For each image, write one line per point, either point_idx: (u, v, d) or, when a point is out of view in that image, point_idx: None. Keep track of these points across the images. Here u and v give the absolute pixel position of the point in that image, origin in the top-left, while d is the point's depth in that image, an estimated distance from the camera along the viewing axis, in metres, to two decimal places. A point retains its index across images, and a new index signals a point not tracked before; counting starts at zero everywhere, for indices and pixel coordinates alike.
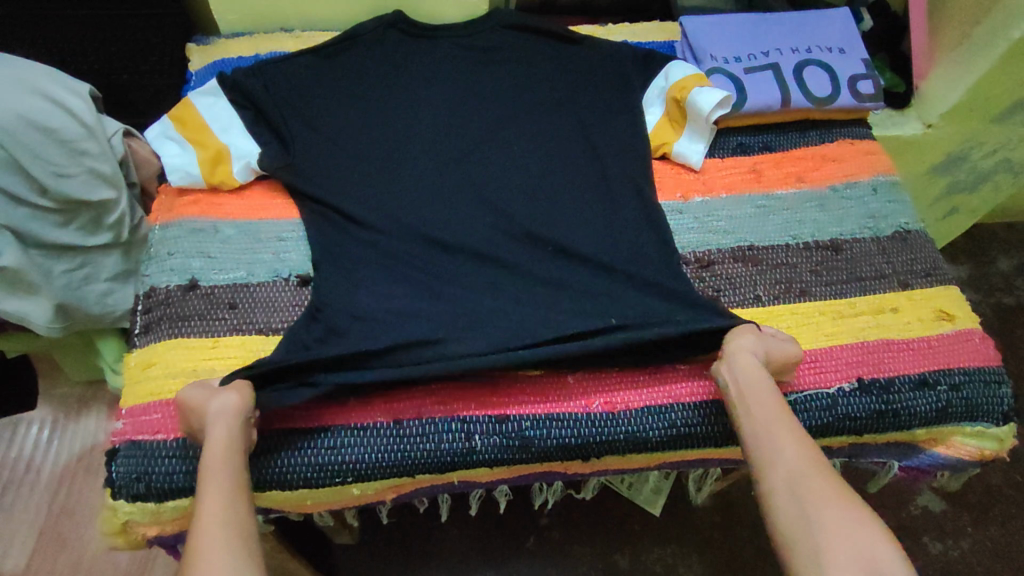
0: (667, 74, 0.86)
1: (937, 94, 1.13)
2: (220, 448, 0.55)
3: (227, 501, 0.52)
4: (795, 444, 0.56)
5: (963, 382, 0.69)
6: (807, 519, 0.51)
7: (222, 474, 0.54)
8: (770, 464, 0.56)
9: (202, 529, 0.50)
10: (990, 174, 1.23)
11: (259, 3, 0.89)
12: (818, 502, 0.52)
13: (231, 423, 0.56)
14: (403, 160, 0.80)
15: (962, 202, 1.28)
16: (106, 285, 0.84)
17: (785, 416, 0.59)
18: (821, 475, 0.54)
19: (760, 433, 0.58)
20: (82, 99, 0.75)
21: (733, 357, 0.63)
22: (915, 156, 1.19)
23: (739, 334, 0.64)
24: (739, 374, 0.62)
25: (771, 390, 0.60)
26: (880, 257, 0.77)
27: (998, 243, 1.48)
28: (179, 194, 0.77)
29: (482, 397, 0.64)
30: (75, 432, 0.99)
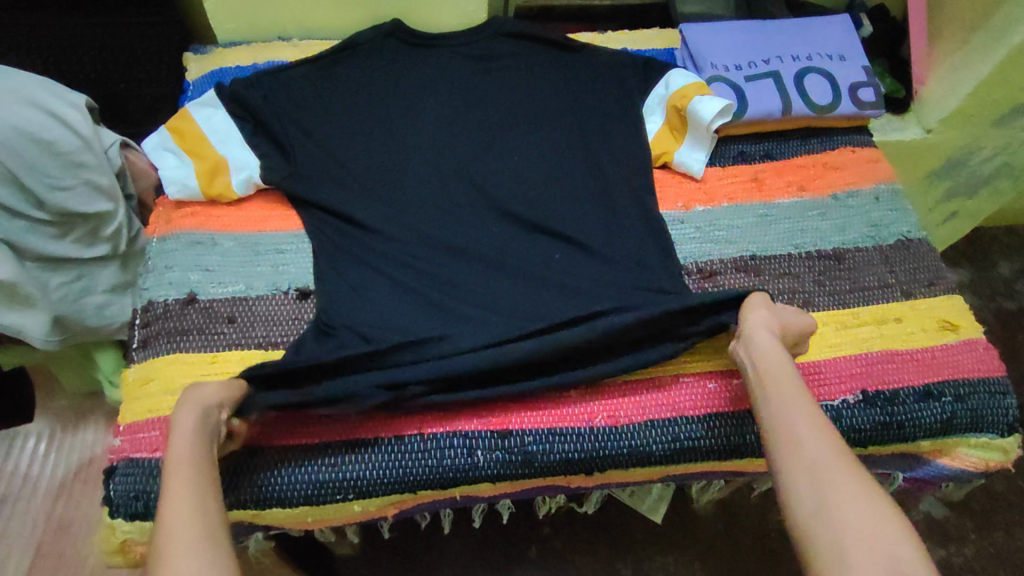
0: (668, 81, 0.85)
1: (937, 99, 1.13)
2: (190, 437, 0.52)
3: (197, 494, 0.49)
4: (814, 422, 0.55)
5: (968, 392, 0.68)
6: (823, 499, 0.50)
7: (184, 467, 0.50)
8: (786, 441, 0.54)
9: (169, 524, 0.46)
10: (990, 178, 1.22)
11: (257, 12, 0.89)
12: (834, 484, 0.50)
13: (206, 413, 0.54)
14: (403, 170, 0.79)
15: (962, 206, 1.28)
16: (104, 296, 0.84)
17: (803, 394, 0.57)
18: (839, 456, 0.52)
19: (778, 410, 0.57)
20: (79, 111, 0.74)
21: (751, 333, 0.62)
22: (915, 160, 1.19)
23: (755, 309, 0.64)
24: (755, 350, 0.61)
25: (788, 367, 0.59)
26: (883, 266, 0.77)
27: (998, 247, 1.48)
28: (177, 207, 0.76)
29: (484, 412, 0.64)
30: (72, 445, 0.98)
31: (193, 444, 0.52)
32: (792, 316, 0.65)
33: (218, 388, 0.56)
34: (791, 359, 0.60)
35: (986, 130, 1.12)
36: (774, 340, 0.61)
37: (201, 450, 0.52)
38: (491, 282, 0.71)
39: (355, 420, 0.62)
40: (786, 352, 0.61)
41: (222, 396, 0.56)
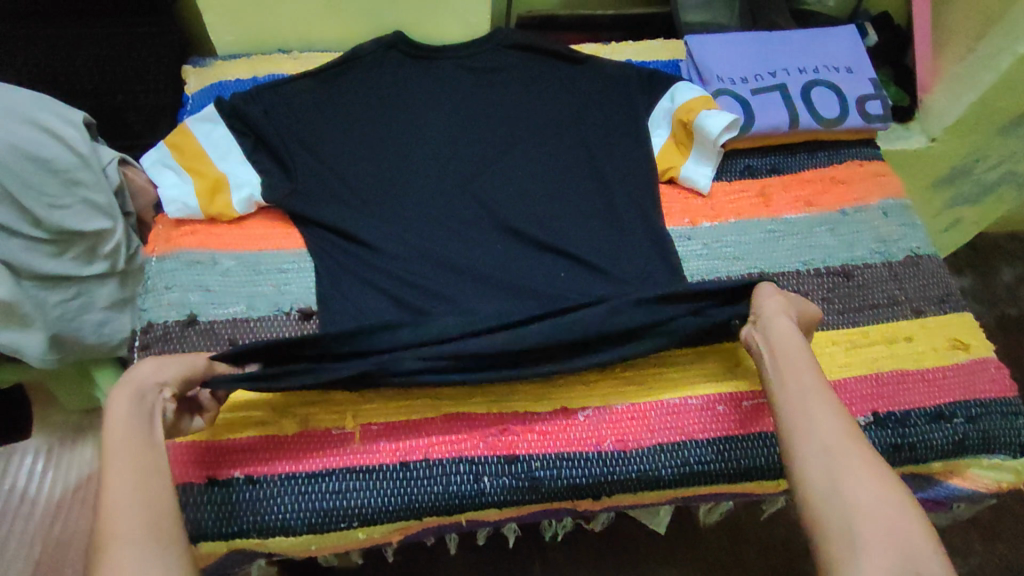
0: (674, 94, 0.84)
1: (942, 109, 1.12)
2: (128, 417, 0.50)
3: (136, 481, 0.47)
4: (828, 399, 0.54)
5: (979, 414, 0.68)
6: (835, 473, 0.49)
7: (122, 458, 0.48)
8: (801, 415, 0.53)
9: (107, 513, 0.45)
10: (994, 186, 1.21)
11: (257, 25, 0.88)
12: (847, 461, 0.49)
13: (144, 394, 0.52)
14: (406, 186, 0.78)
15: (966, 214, 1.28)
16: (102, 314, 0.82)
17: (818, 376, 0.56)
18: (852, 434, 0.51)
19: (792, 386, 0.56)
20: (76, 128, 0.73)
21: (766, 315, 0.62)
22: (920, 169, 1.18)
23: (767, 295, 0.64)
24: (770, 330, 0.61)
25: (803, 348, 0.58)
26: (893, 283, 0.76)
27: (1000, 253, 1.47)
28: (177, 225, 0.75)
29: (491, 437, 0.63)
30: (71, 462, 0.97)
31: (135, 424, 0.50)
32: (796, 302, 0.64)
33: (156, 366, 0.54)
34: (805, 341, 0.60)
35: (993, 139, 1.11)
36: (786, 323, 0.61)
37: (138, 431, 0.50)
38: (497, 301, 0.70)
39: (360, 446, 0.61)
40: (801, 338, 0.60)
41: (167, 372, 0.54)
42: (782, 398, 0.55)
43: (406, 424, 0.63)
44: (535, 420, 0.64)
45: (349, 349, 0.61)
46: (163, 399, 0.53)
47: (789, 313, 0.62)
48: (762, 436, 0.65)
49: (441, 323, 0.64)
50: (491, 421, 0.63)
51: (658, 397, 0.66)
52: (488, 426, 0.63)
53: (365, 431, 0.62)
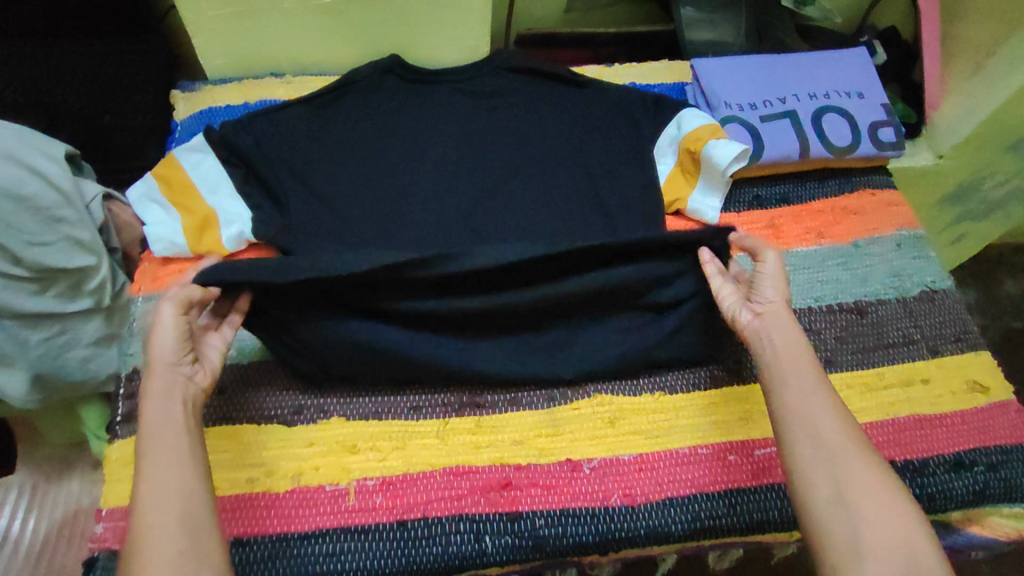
0: (681, 122, 0.81)
1: (947, 125, 1.05)
2: (158, 412, 0.52)
3: (170, 475, 0.49)
4: (831, 401, 0.54)
5: (1001, 461, 0.66)
6: (842, 481, 0.50)
7: (160, 452, 0.50)
8: (805, 420, 0.53)
9: (144, 508, 0.47)
10: (1003, 202, 1.16)
11: (246, 48, 0.84)
12: (852, 468, 0.50)
13: (169, 382, 0.53)
14: (402, 219, 0.75)
15: (971, 228, 1.23)
16: (88, 350, 0.78)
17: (817, 369, 0.56)
18: (855, 438, 0.52)
19: (794, 386, 0.55)
20: (59, 164, 0.70)
21: (765, 291, 0.61)
22: (927, 188, 1.12)
23: (772, 267, 0.62)
24: (769, 318, 0.60)
25: (801, 340, 0.59)
26: (907, 320, 0.73)
27: (1005, 267, 1.43)
28: (164, 263, 0.72)
29: (494, 492, 0.60)
30: (56, 497, 0.94)
31: (169, 418, 0.52)
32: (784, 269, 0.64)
33: (164, 341, 0.53)
34: (803, 332, 0.60)
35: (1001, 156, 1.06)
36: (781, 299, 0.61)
37: (171, 426, 0.51)
38: None
39: (356, 504, 0.59)
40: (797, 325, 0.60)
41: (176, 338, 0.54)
42: (784, 399, 0.55)
43: (403, 480, 0.60)
44: (538, 474, 0.62)
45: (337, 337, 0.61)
46: (184, 377, 0.54)
47: (784, 289, 0.62)
48: (773, 489, 0.62)
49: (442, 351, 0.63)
50: (493, 475, 0.61)
51: (666, 448, 0.64)
52: (490, 480, 0.61)
53: (359, 487, 0.60)
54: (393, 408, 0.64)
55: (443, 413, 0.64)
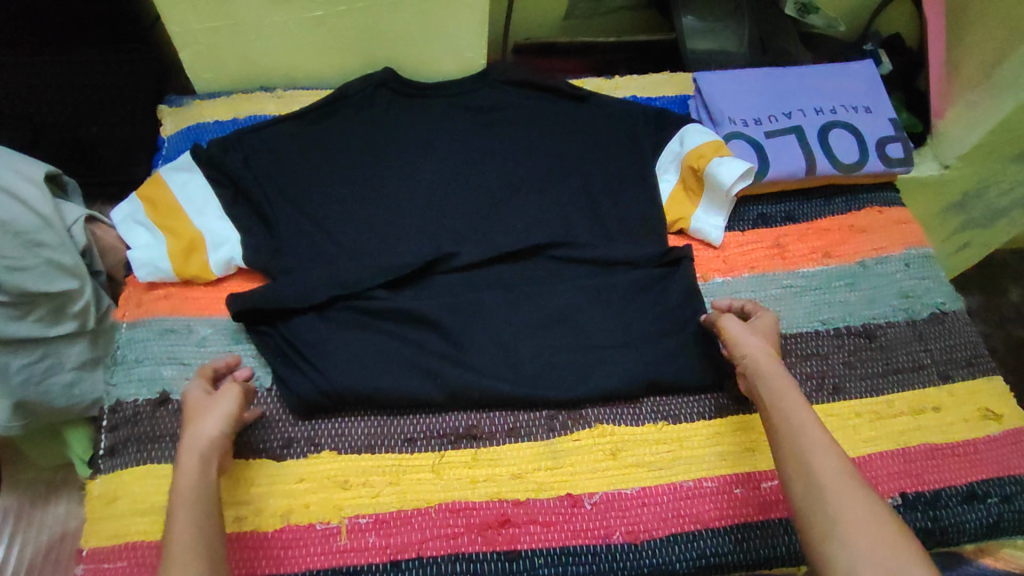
0: (683, 138, 0.79)
1: (954, 133, 0.98)
2: (197, 466, 0.52)
3: (203, 523, 0.48)
4: (824, 435, 0.53)
5: (1015, 492, 0.64)
6: (833, 516, 0.47)
7: (190, 504, 0.49)
8: (796, 455, 0.52)
9: (173, 553, 0.46)
10: (1008, 210, 1.07)
11: (236, 62, 0.81)
12: (844, 503, 0.48)
13: (207, 443, 0.54)
14: (393, 240, 0.71)
15: (977, 237, 1.15)
16: (73, 374, 0.74)
17: (805, 405, 0.55)
18: (850, 472, 0.50)
19: (785, 421, 0.54)
20: (39, 188, 0.68)
21: (731, 350, 0.63)
22: (927, 198, 1.04)
23: (735, 326, 0.63)
24: (753, 359, 0.60)
25: (787, 378, 0.58)
26: (917, 344, 0.71)
27: (1009, 272, 1.30)
28: (149, 288, 0.70)
29: (490, 530, 0.58)
30: (43, 522, 0.91)
31: (205, 471, 0.52)
32: (764, 323, 0.65)
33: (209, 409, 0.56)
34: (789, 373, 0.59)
35: (1006, 165, 0.98)
36: (751, 347, 0.61)
37: (208, 479, 0.52)
38: (495, 370, 0.64)
39: (348, 544, 0.57)
40: (781, 365, 0.60)
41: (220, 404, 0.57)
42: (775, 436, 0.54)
43: (397, 517, 0.58)
44: (537, 510, 0.59)
45: (327, 365, 0.63)
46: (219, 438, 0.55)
47: (760, 338, 0.62)
48: (782, 523, 0.60)
49: (437, 375, 0.63)
50: (490, 511, 0.59)
51: (670, 481, 0.62)
52: (487, 518, 0.59)
53: (351, 525, 0.58)
54: (387, 441, 0.62)
55: (439, 445, 0.62)
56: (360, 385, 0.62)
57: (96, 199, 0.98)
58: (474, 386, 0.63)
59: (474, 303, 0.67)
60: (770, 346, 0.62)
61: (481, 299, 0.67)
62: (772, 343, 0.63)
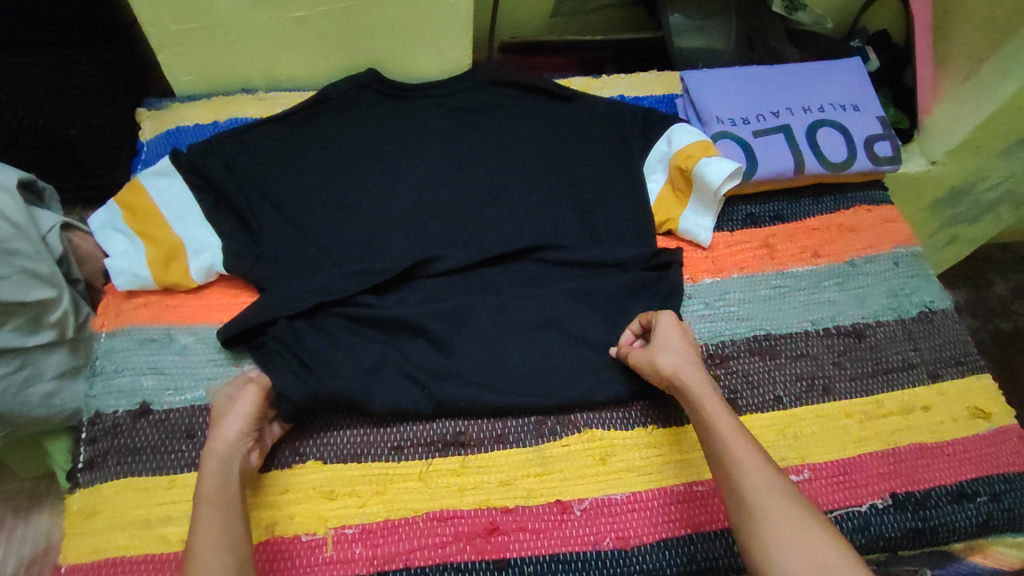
0: (670, 138, 0.78)
1: (941, 129, 0.97)
2: (219, 473, 0.53)
3: (225, 524, 0.50)
4: (753, 449, 0.52)
5: (1004, 491, 0.64)
6: (765, 541, 0.47)
7: (215, 508, 0.51)
8: (729, 474, 0.51)
9: (197, 552, 0.47)
10: (993, 205, 1.07)
11: (215, 65, 0.80)
12: (775, 525, 0.47)
13: (230, 453, 0.55)
14: (376, 244, 0.70)
15: (963, 231, 1.14)
16: (53, 383, 0.72)
17: (729, 420, 0.55)
18: (780, 490, 0.49)
19: (715, 438, 0.54)
20: (10, 195, 0.65)
21: (649, 378, 0.62)
22: (914, 194, 1.04)
23: (641, 355, 0.62)
24: (675, 380, 0.59)
25: (711, 394, 0.57)
26: (906, 343, 0.71)
27: (993, 264, 1.31)
28: (128, 296, 0.68)
29: (479, 539, 0.57)
30: (24, 532, 0.90)
31: (226, 474, 0.53)
32: (666, 325, 0.63)
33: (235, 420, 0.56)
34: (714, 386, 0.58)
35: (993, 161, 0.98)
36: (661, 368, 0.60)
37: (230, 481, 0.53)
38: (482, 376, 0.63)
39: (334, 556, 0.56)
40: (703, 378, 0.59)
41: (242, 409, 0.57)
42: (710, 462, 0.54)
43: (384, 527, 0.57)
44: (526, 517, 0.59)
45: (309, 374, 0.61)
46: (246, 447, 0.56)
47: (670, 351, 0.61)
48: None
49: (422, 383, 0.62)
50: (479, 519, 0.58)
51: (660, 485, 0.61)
52: (475, 526, 0.58)
53: (338, 536, 0.57)
54: (374, 450, 0.61)
55: (426, 453, 0.61)
56: (343, 394, 0.60)
57: (76, 203, 0.97)
58: (460, 393, 0.62)
59: (460, 309, 0.66)
60: (686, 359, 0.61)
61: (468, 303, 0.66)
62: (692, 352, 0.61)
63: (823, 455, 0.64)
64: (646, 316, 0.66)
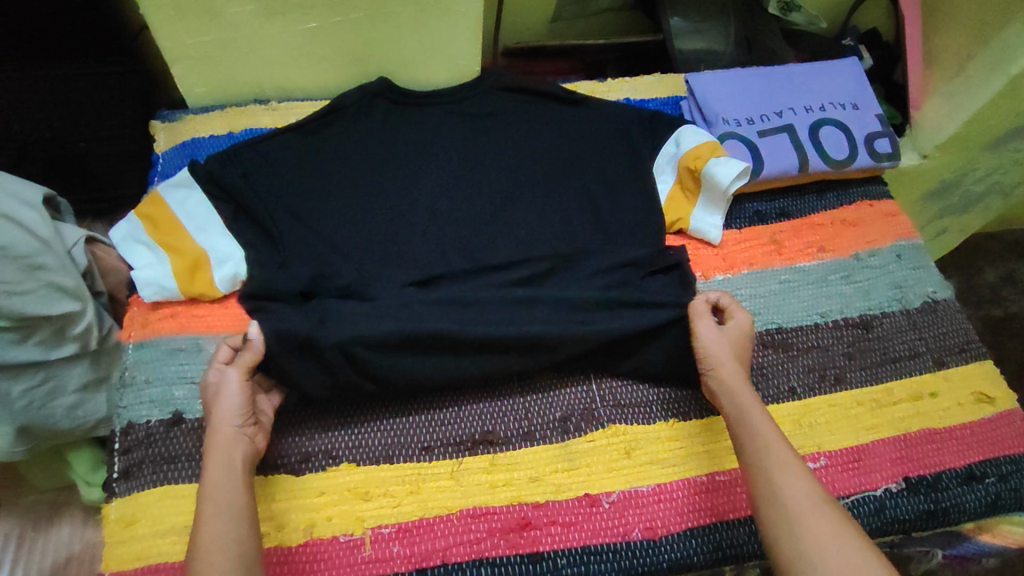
0: (679, 139, 0.80)
1: (932, 124, 1.00)
2: (222, 466, 0.54)
3: (230, 518, 0.51)
4: (790, 455, 0.54)
5: (1010, 471, 0.66)
6: (801, 538, 0.49)
7: (218, 502, 0.52)
8: (764, 475, 0.53)
9: (201, 547, 0.49)
10: (982, 196, 1.11)
11: (229, 76, 0.80)
12: (813, 526, 0.49)
13: (233, 446, 0.56)
14: (395, 250, 0.71)
15: (954, 222, 1.17)
16: (76, 396, 0.73)
17: (770, 426, 0.57)
18: (816, 494, 0.51)
19: (755, 442, 0.56)
20: (35, 210, 0.66)
21: (705, 354, 0.64)
22: (908, 187, 1.07)
23: (708, 333, 0.64)
24: (725, 378, 0.62)
25: (755, 399, 0.59)
26: (912, 333, 0.74)
27: (983, 253, 1.35)
28: (154, 307, 0.70)
29: (512, 534, 0.59)
30: (45, 544, 0.90)
31: (229, 467, 0.54)
32: (740, 325, 0.65)
33: (226, 412, 0.57)
34: (755, 393, 0.60)
35: (984, 153, 1.01)
36: (720, 357, 0.63)
37: (234, 474, 0.54)
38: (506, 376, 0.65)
39: (372, 554, 0.58)
40: (748, 385, 0.61)
41: (229, 394, 0.58)
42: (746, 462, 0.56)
43: (419, 525, 0.59)
44: (556, 511, 0.61)
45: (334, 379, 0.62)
46: (242, 435, 0.57)
47: (731, 347, 0.64)
48: None
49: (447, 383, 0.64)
50: (511, 515, 0.60)
51: (683, 476, 0.63)
52: (508, 522, 0.60)
53: (375, 535, 0.58)
54: (405, 450, 0.63)
55: (456, 452, 0.63)
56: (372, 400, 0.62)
57: (87, 216, 1.03)
58: None
59: None
60: (739, 360, 0.63)
61: None
62: (743, 357, 0.64)
63: (837, 443, 0.66)
64: (719, 302, 0.67)
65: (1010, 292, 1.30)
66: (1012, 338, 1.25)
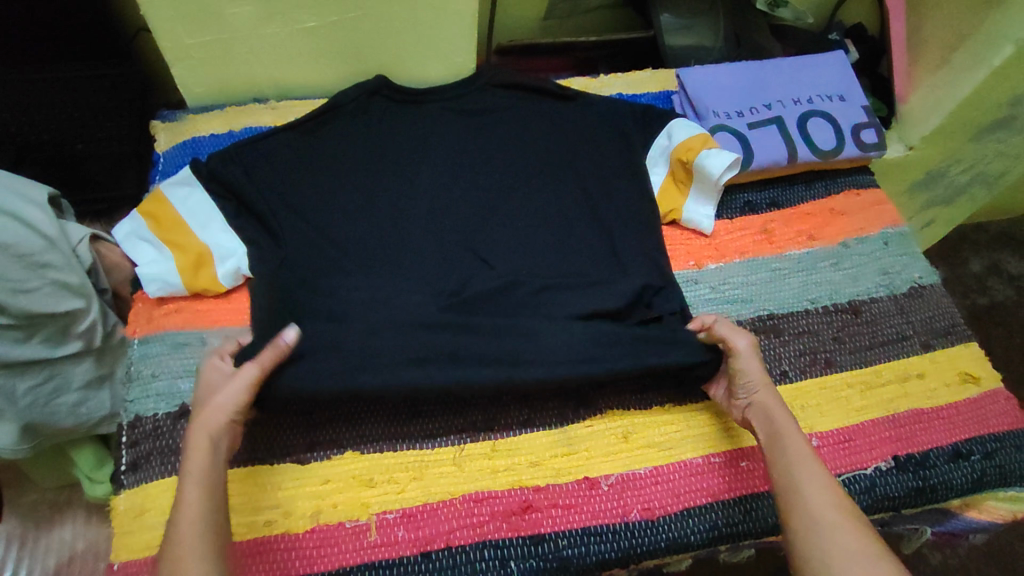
0: (671, 132, 0.82)
1: (917, 116, 1.03)
2: (207, 452, 0.55)
3: (207, 504, 0.52)
4: (822, 471, 0.56)
5: (995, 448, 0.69)
6: (826, 551, 0.50)
7: (199, 485, 0.53)
8: (792, 488, 0.55)
9: (179, 529, 0.50)
10: (967, 187, 1.13)
11: (229, 76, 0.82)
12: (840, 539, 0.51)
13: (218, 433, 0.56)
14: (394, 244, 0.73)
15: (940, 213, 1.20)
16: (79, 393, 0.74)
17: (802, 443, 0.58)
18: (843, 508, 0.53)
19: (785, 455, 0.57)
20: (41, 209, 0.67)
21: (752, 378, 0.63)
22: (893, 179, 1.09)
23: (744, 357, 0.63)
24: (760, 397, 0.62)
25: (790, 418, 0.60)
26: (899, 317, 0.76)
27: (968, 243, 1.38)
28: (158, 303, 0.71)
29: (513, 516, 0.61)
30: (47, 543, 0.91)
31: (214, 451, 0.56)
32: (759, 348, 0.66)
33: (218, 404, 0.57)
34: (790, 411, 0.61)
35: (968, 144, 1.03)
36: (764, 379, 0.63)
37: (217, 460, 0.55)
38: None
39: (378, 538, 0.59)
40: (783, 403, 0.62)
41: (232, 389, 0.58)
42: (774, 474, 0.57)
43: (423, 510, 0.60)
44: (557, 494, 0.62)
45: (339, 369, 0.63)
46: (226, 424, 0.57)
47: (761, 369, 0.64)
48: None
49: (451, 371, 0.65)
50: (513, 500, 0.61)
51: (680, 459, 0.65)
52: (511, 506, 0.61)
53: (381, 521, 0.60)
54: (408, 438, 0.64)
55: (458, 440, 0.64)
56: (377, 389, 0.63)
57: (88, 215, 1.04)
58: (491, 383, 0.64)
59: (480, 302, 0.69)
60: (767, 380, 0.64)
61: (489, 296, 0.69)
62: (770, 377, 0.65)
63: (828, 424, 0.68)
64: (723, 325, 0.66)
65: (995, 282, 1.33)
66: (997, 326, 1.27)
